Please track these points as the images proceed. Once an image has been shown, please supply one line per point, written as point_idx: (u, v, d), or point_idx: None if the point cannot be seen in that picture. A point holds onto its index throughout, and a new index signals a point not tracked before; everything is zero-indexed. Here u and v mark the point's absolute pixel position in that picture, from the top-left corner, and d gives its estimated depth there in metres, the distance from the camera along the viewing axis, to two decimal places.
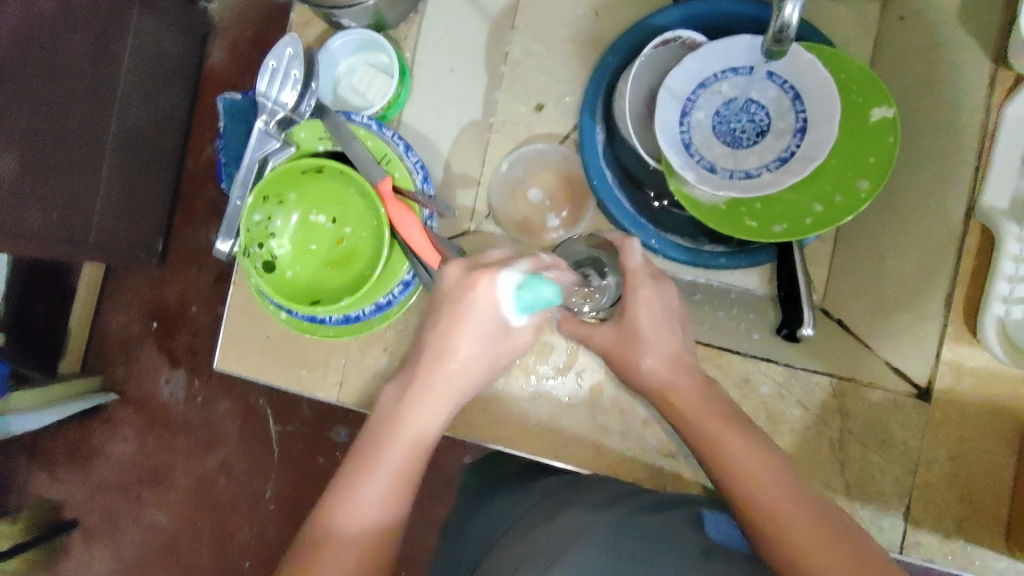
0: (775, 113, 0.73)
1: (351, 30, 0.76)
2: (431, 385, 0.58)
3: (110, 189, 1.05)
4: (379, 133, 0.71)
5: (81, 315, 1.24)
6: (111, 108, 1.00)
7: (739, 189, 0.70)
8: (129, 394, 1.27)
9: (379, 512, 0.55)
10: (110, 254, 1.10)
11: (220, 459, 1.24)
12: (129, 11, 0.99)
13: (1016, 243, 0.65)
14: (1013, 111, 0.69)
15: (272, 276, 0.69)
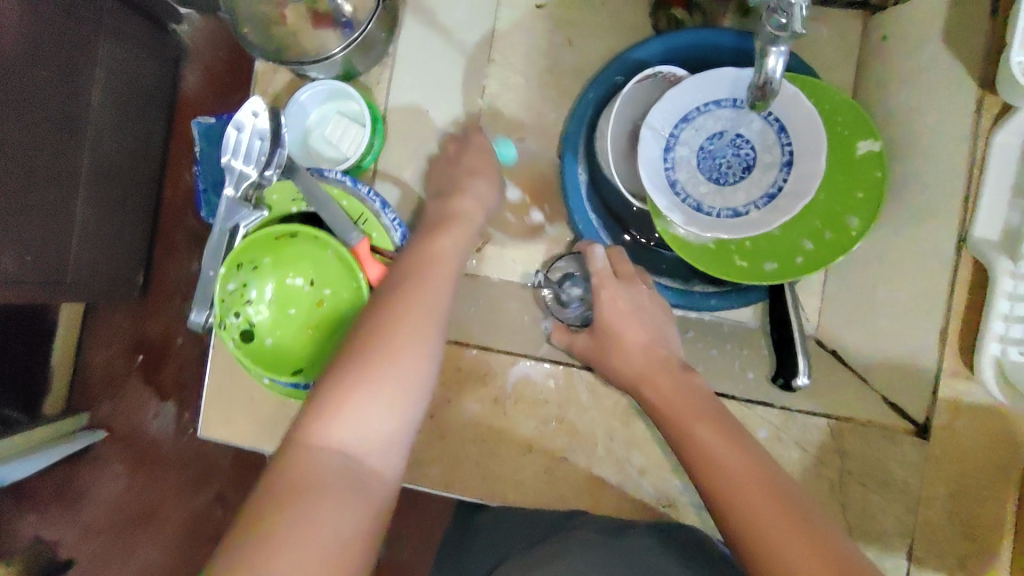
0: (761, 147, 0.71)
1: (317, 81, 0.73)
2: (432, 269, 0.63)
3: (85, 228, 1.02)
4: (354, 191, 0.69)
5: (61, 355, 1.17)
6: (82, 144, 0.96)
7: (726, 229, 0.68)
8: (117, 432, 1.21)
9: (402, 381, 0.55)
10: (88, 293, 1.07)
11: (213, 494, 1.30)
12: (95, 42, 0.95)
13: (1009, 280, 0.62)
14: (1002, 139, 0.64)
15: (251, 345, 0.67)
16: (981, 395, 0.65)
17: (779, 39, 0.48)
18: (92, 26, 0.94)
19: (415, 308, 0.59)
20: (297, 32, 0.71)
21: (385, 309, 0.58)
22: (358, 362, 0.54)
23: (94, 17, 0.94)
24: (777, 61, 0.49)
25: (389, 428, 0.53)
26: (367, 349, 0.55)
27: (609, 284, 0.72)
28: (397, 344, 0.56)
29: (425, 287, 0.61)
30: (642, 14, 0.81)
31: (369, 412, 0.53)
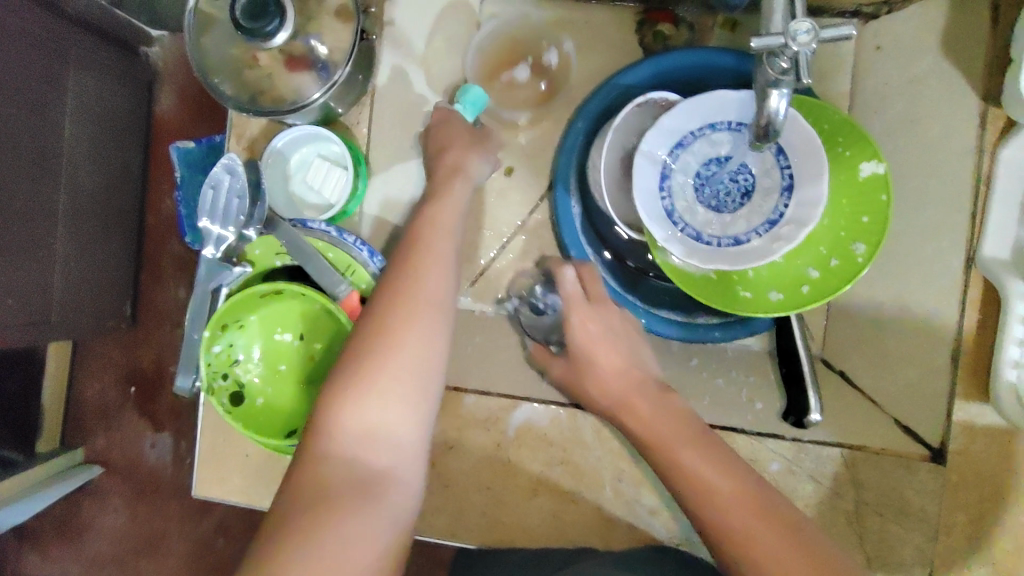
0: (759, 171, 0.69)
1: (296, 126, 0.70)
2: (431, 239, 0.58)
3: (67, 263, 0.97)
4: (340, 242, 0.65)
5: (54, 392, 1.17)
6: (58, 179, 0.93)
7: (730, 259, 0.65)
8: (115, 464, 1.20)
9: (414, 369, 0.51)
10: (76, 331, 1.04)
11: (218, 518, 1.20)
12: (65, 76, 0.91)
13: (1022, 302, 0.62)
14: (1009, 154, 0.64)
15: (240, 407, 0.64)
16: (993, 417, 0.64)
17: (781, 81, 0.46)
18: (58, 57, 0.89)
19: (419, 290, 0.54)
20: (272, 74, 0.67)
21: (387, 293, 0.54)
22: (364, 355, 0.51)
23: (58, 47, 0.89)
24: (780, 103, 0.47)
25: (406, 417, 0.51)
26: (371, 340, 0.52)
27: (579, 308, 0.66)
28: (404, 332, 0.52)
29: (429, 262, 0.56)
30: (628, 32, 0.78)
31: (382, 407, 0.50)
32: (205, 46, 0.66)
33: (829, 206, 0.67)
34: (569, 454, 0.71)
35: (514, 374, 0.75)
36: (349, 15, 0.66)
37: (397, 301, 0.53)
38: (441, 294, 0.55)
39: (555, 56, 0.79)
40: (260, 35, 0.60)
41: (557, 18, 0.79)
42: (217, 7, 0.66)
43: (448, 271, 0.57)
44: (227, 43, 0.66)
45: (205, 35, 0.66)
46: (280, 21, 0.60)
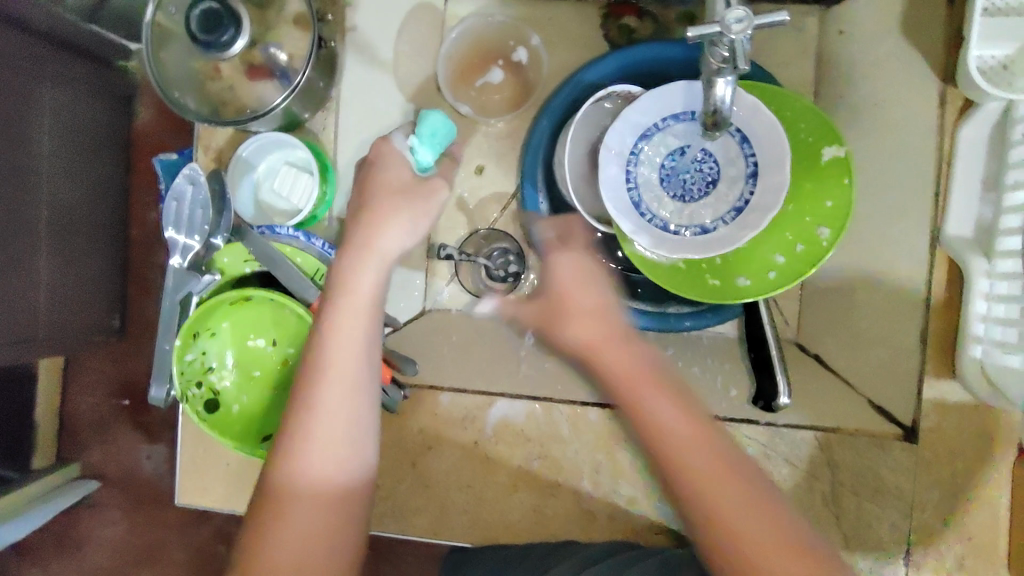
0: (723, 160, 0.69)
1: (260, 134, 0.70)
2: (341, 316, 0.57)
3: (51, 280, 0.97)
4: (308, 247, 0.66)
5: (45, 407, 1.17)
6: (37, 197, 0.93)
7: (696, 248, 0.66)
8: (110, 477, 1.21)
9: (334, 457, 0.54)
10: (64, 347, 1.03)
11: (214, 526, 1.20)
12: (39, 92, 0.91)
13: (984, 280, 0.62)
14: (967, 134, 0.64)
15: (216, 415, 0.65)
16: (963, 394, 0.65)
17: (723, 70, 0.46)
18: (32, 76, 0.89)
19: (330, 380, 0.55)
20: (233, 84, 0.67)
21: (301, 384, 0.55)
22: (282, 451, 0.54)
23: (32, 65, 0.89)
24: (723, 89, 0.47)
25: (334, 501, 0.53)
26: (287, 435, 0.54)
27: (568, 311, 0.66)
28: (306, 444, 0.54)
29: (339, 347, 0.56)
30: (592, 27, 0.79)
31: (307, 497, 0.53)
32: (164, 61, 0.66)
33: (794, 192, 0.67)
34: (547, 448, 0.71)
35: (490, 371, 0.75)
36: (306, 20, 0.66)
37: (313, 396, 0.54)
38: (356, 379, 0.56)
39: (524, 53, 0.80)
40: (217, 46, 0.60)
41: (521, 15, 0.79)
42: (174, 21, 0.65)
43: (363, 351, 0.57)
44: (186, 57, 0.66)
45: (163, 49, 0.66)
46: (235, 30, 0.60)
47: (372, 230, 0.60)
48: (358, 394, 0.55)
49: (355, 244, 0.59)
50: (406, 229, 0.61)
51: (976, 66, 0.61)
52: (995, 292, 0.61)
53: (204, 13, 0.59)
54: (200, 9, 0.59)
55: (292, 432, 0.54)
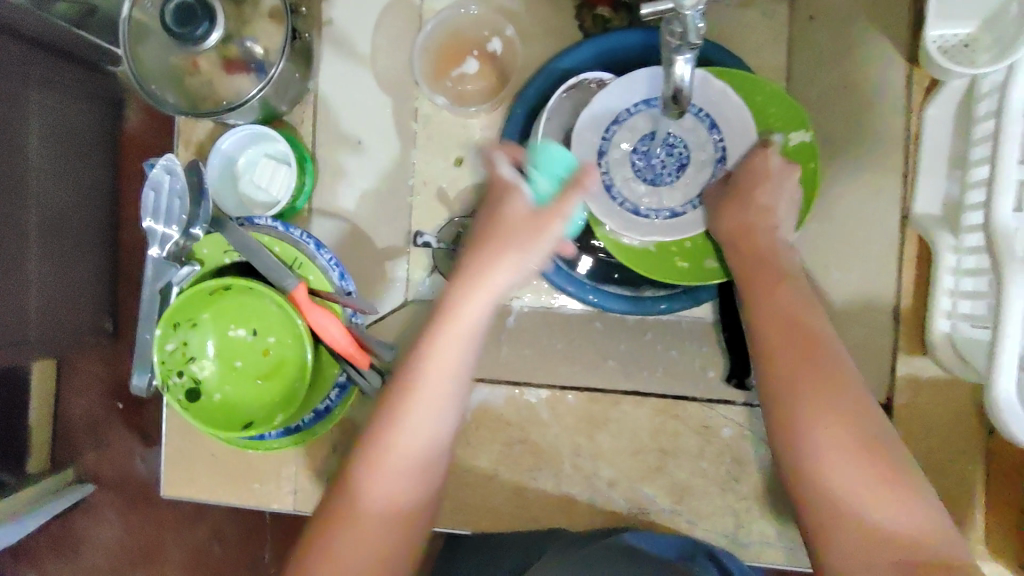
0: (694, 144, 0.67)
1: (238, 126, 0.72)
2: (441, 347, 0.54)
3: (42, 281, 0.98)
4: (286, 236, 0.67)
5: (40, 411, 1.17)
6: (26, 200, 0.93)
7: (661, 232, 0.67)
8: (105, 479, 1.20)
9: (414, 476, 0.53)
10: (51, 345, 1.04)
11: (210, 526, 1.19)
12: (27, 96, 0.92)
13: (951, 254, 0.62)
14: (934, 112, 0.66)
15: (198, 403, 0.65)
16: (937, 370, 0.66)
17: (682, 48, 0.47)
18: (21, 79, 0.90)
19: (421, 407, 0.53)
20: (212, 79, 0.68)
21: (391, 404, 0.54)
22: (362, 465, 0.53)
23: (22, 70, 0.90)
24: (684, 68, 0.49)
25: (396, 528, 0.53)
26: (369, 451, 0.53)
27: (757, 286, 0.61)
28: (384, 475, 0.53)
29: (435, 376, 0.54)
30: (568, 18, 0.79)
31: (381, 512, 0.53)
32: (141, 56, 0.66)
33: None
34: (528, 433, 0.72)
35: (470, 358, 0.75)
36: (280, 15, 0.68)
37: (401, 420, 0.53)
38: (444, 408, 0.54)
39: (499, 44, 0.80)
40: (191, 40, 0.61)
41: (496, 7, 0.80)
42: (150, 16, 0.66)
43: (453, 387, 0.54)
44: (165, 53, 0.67)
45: (140, 45, 0.66)
46: (210, 24, 0.62)
47: (485, 264, 0.55)
48: (439, 431, 0.54)
49: (468, 271, 0.55)
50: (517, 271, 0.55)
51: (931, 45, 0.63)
52: (960, 266, 0.61)
53: (179, 7, 0.61)
54: (175, 4, 0.61)
55: (375, 454, 0.53)
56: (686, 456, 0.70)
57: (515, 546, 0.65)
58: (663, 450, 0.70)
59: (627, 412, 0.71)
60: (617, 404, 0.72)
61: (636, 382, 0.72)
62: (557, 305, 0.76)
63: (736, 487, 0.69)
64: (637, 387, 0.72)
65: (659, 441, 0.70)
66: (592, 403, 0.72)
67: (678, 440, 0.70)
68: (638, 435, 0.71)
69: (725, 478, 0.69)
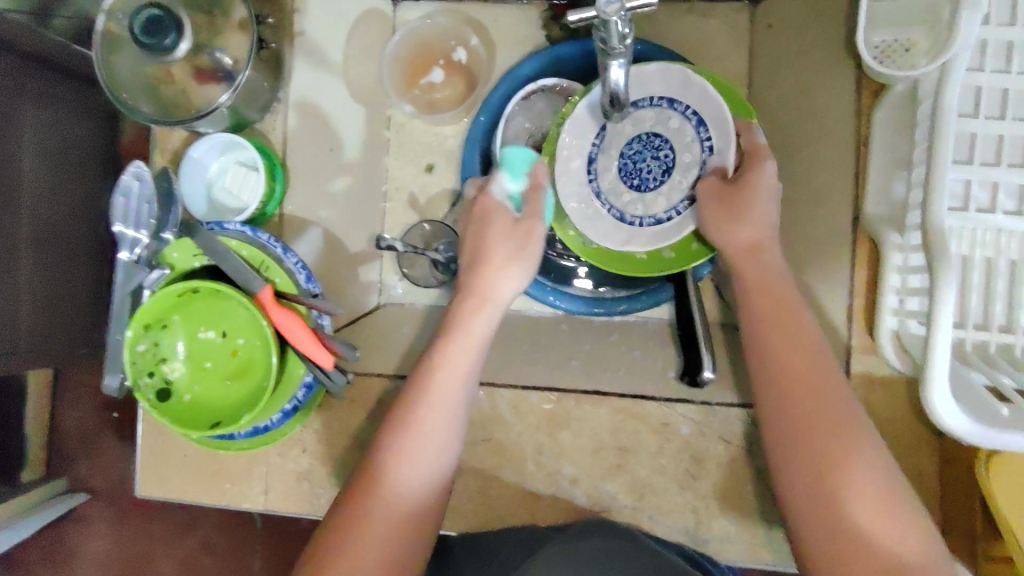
0: (679, 146, 0.69)
1: (210, 136, 0.76)
2: (451, 355, 0.62)
3: (33, 289, 0.99)
4: (254, 240, 0.69)
5: (34, 420, 1.19)
6: (19, 209, 0.95)
7: (643, 241, 0.69)
8: (99, 489, 1.22)
9: (434, 449, 0.60)
10: (51, 358, 1.05)
11: (201, 537, 1.21)
12: (20, 110, 0.93)
13: (898, 253, 0.63)
14: (881, 115, 0.67)
15: (168, 403, 0.67)
16: (889, 368, 0.67)
17: (616, 54, 0.50)
18: (15, 94, 0.92)
19: (434, 406, 0.60)
20: (184, 86, 0.71)
21: (406, 403, 0.61)
22: (393, 438, 0.59)
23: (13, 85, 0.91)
24: (619, 72, 0.52)
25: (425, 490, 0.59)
26: (398, 424, 0.60)
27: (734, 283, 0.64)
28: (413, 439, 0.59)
29: (445, 378, 0.61)
30: (535, 27, 0.83)
31: (410, 483, 0.59)
32: (116, 66, 0.69)
33: None
34: (492, 432, 0.73)
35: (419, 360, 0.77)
36: (248, 25, 0.70)
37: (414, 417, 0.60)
38: (458, 393, 0.61)
39: (463, 53, 0.85)
40: (161, 49, 0.64)
41: (462, 18, 0.85)
42: (123, 28, 0.69)
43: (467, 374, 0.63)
44: (136, 63, 0.70)
45: (114, 55, 0.69)
46: (178, 34, 0.64)
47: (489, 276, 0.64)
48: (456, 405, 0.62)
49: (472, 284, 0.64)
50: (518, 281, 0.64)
51: (870, 56, 0.65)
52: (907, 263, 0.63)
53: (147, 19, 0.63)
54: (143, 16, 0.63)
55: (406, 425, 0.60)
56: (646, 454, 0.71)
57: (508, 544, 0.66)
58: (624, 449, 0.71)
59: (587, 411, 0.72)
60: (579, 403, 0.73)
61: (597, 381, 0.74)
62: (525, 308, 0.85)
63: (695, 484, 0.70)
64: (597, 387, 0.73)
65: (620, 439, 0.72)
66: (554, 403, 0.73)
67: (638, 439, 0.71)
68: (599, 434, 0.72)
69: (684, 476, 0.70)
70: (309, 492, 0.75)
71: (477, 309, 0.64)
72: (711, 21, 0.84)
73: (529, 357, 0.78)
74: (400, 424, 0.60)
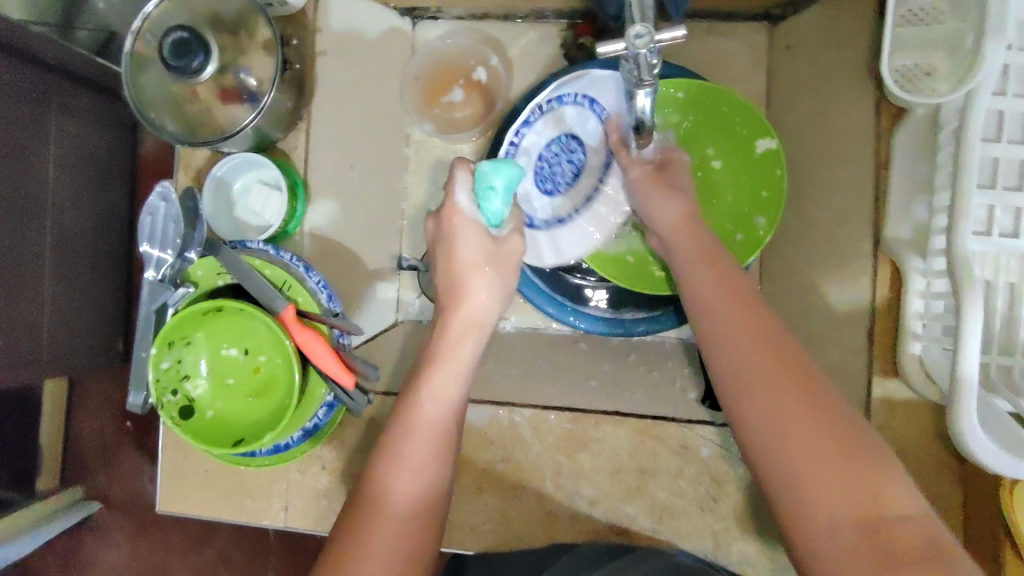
0: (590, 151, 0.76)
1: (233, 154, 0.76)
2: (444, 361, 0.62)
3: (55, 300, 1.00)
4: (276, 260, 0.70)
5: (51, 430, 1.20)
6: (44, 222, 0.96)
7: (554, 249, 0.76)
8: (114, 499, 1.22)
9: (429, 455, 0.58)
10: (69, 367, 1.06)
11: (216, 548, 1.21)
12: (48, 126, 0.94)
13: (920, 277, 0.63)
14: (900, 139, 0.67)
15: (191, 421, 0.67)
16: (909, 392, 0.66)
17: (643, 83, 0.51)
18: (42, 109, 0.93)
19: (427, 410, 0.59)
20: (211, 107, 0.72)
21: (403, 409, 0.60)
22: (390, 442, 0.58)
23: (41, 99, 0.92)
24: (646, 100, 0.53)
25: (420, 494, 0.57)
26: (395, 429, 0.59)
27: None
28: (407, 444, 0.58)
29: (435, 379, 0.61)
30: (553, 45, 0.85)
31: (405, 486, 0.57)
32: (143, 85, 0.70)
33: (733, 184, 0.77)
34: (511, 451, 0.74)
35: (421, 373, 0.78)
36: (272, 47, 0.71)
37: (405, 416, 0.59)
38: (451, 399, 0.61)
39: (483, 73, 0.87)
40: (189, 70, 0.65)
41: (481, 38, 0.87)
42: (152, 48, 0.70)
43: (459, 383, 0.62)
44: (164, 83, 0.70)
45: (141, 73, 0.70)
46: (206, 56, 0.65)
47: (465, 285, 0.65)
48: (447, 410, 0.60)
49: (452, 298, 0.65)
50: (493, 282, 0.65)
51: (892, 81, 0.65)
52: (930, 289, 0.62)
53: (174, 42, 0.64)
54: (172, 38, 0.64)
55: (400, 431, 0.58)
56: (665, 476, 0.71)
57: (522, 564, 0.66)
58: (643, 470, 0.71)
59: (607, 431, 0.72)
60: (598, 423, 0.73)
61: (614, 403, 0.74)
62: (542, 325, 0.86)
63: (715, 507, 0.69)
64: (614, 408, 0.74)
65: (639, 460, 0.71)
66: (573, 422, 0.73)
67: (658, 460, 0.71)
68: (618, 455, 0.72)
69: (704, 499, 0.70)
70: (329, 510, 0.76)
71: (459, 328, 0.64)
72: (732, 41, 0.86)
73: (547, 376, 0.78)
74: (394, 429, 0.59)
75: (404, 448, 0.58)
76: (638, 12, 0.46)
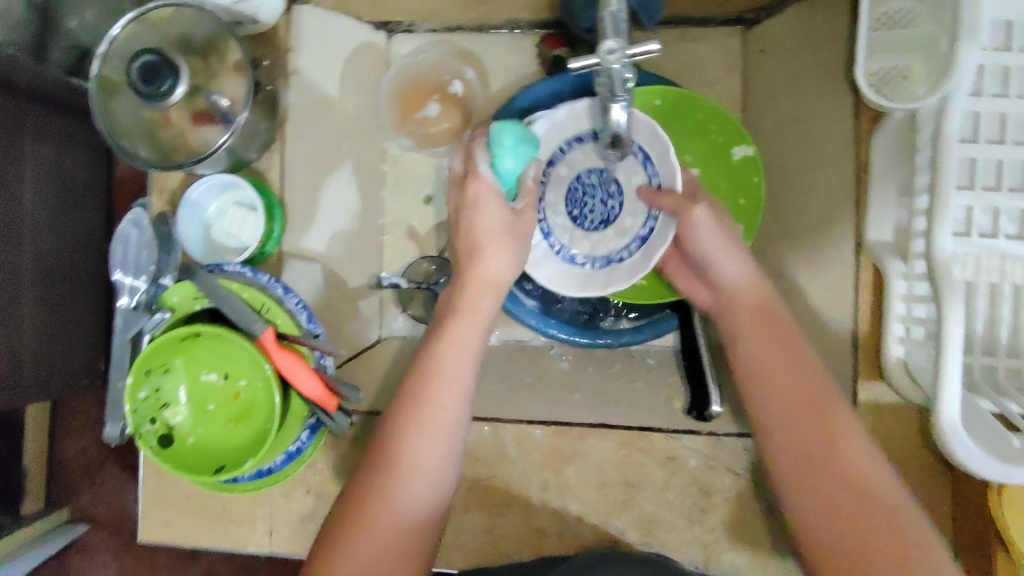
0: (626, 209, 0.74)
1: (206, 176, 0.75)
2: (458, 329, 0.62)
3: (35, 327, 0.98)
4: (254, 282, 0.69)
5: (34, 453, 1.17)
6: (21, 244, 0.94)
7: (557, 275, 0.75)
8: (100, 519, 1.20)
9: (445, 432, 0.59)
10: (51, 391, 1.04)
11: (203, 566, 1.19)
12: (22, 149, 0.93)
13: (902, 281, 0.63)
14: (881, 141, 0.66)
15: (170, 450, 0.65)
16: (893, 395, 0.66)
17: (616, 96, 0.51)
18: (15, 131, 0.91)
19: (443, 382, 0.60)
20: (182, 130, 0.71)
21: (418, 380, 0.60)
22: (405, 413, 0.59)
23: (12, 122, 0.90)
24: (621, 113, 0.53)
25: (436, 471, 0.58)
26: (409, 402, 0.59)
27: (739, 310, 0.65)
28: (426, 418, 0.58)
29: (455, 360, 0.61)
30: (528, 57, 0.87)
31: (423, 463, 0.58)
32: (115, 112, 0.68)
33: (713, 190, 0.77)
34: (498, 467, 0.73)
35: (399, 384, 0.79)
36: (243, 69, 0.69)
37: (425, 389, 0.59)
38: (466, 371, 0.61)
39: (459, 86, 0.88)
40: (159, 95, 0.64)
41: (454, 51, 0.88)
42: (121, 74, 0.68)
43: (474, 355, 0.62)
44: (135, 109, 0.69)
45: (114, 100, 0.68)
46: (174, 79, 0.64)
47: (484, 248, 0.65)
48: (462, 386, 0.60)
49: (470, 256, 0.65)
50: (510, 252, 0.65)
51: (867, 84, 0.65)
52: (911, 292, 0.62)
53: (142, 67, 0.63)
54: (140, 63, 0.63)
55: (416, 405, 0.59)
56: (653, 489, 0.70)
57: None
58: (630, 483, 0.71)
59: (595, 444, 0.71)
60: (583, 437, 0.72)
61: (602, 414, 0.73)
62: (528, 338, 0.87)
63: (704, 517, 0.69)
64: (604, 420, 0.72)
65: (625, 473, 0.71)
66: (559, 436, 0.72)
67: (644, 473, 0.70)
68: (605, 467, 0.71)
69: (692, 509, 0.69)
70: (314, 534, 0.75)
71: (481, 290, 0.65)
72: (702, 47, 0.86)
73: (531, 390, 0.77)
74: (409, 401, 0.59)
75: (418, 422, 0.58)
76: (611, 27, 0.46)
